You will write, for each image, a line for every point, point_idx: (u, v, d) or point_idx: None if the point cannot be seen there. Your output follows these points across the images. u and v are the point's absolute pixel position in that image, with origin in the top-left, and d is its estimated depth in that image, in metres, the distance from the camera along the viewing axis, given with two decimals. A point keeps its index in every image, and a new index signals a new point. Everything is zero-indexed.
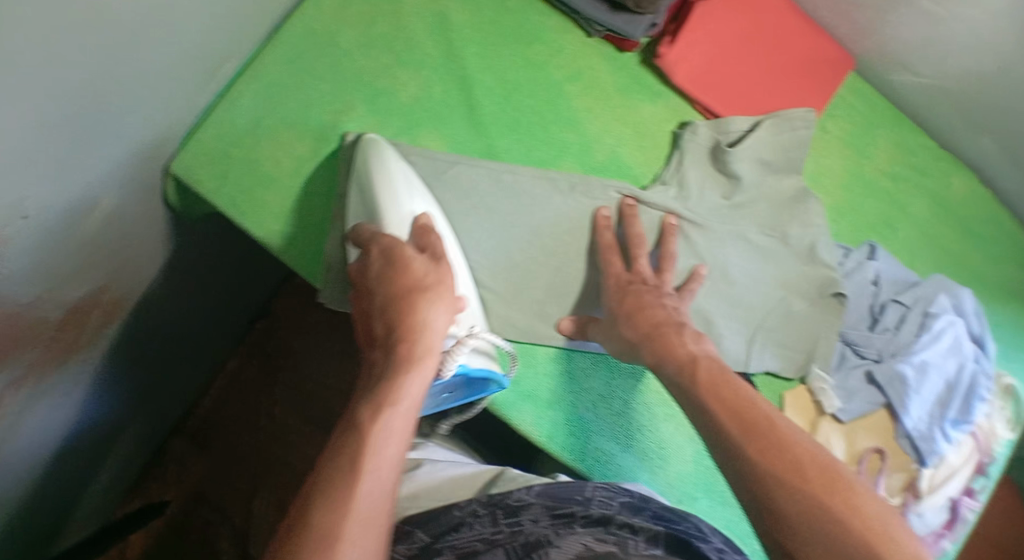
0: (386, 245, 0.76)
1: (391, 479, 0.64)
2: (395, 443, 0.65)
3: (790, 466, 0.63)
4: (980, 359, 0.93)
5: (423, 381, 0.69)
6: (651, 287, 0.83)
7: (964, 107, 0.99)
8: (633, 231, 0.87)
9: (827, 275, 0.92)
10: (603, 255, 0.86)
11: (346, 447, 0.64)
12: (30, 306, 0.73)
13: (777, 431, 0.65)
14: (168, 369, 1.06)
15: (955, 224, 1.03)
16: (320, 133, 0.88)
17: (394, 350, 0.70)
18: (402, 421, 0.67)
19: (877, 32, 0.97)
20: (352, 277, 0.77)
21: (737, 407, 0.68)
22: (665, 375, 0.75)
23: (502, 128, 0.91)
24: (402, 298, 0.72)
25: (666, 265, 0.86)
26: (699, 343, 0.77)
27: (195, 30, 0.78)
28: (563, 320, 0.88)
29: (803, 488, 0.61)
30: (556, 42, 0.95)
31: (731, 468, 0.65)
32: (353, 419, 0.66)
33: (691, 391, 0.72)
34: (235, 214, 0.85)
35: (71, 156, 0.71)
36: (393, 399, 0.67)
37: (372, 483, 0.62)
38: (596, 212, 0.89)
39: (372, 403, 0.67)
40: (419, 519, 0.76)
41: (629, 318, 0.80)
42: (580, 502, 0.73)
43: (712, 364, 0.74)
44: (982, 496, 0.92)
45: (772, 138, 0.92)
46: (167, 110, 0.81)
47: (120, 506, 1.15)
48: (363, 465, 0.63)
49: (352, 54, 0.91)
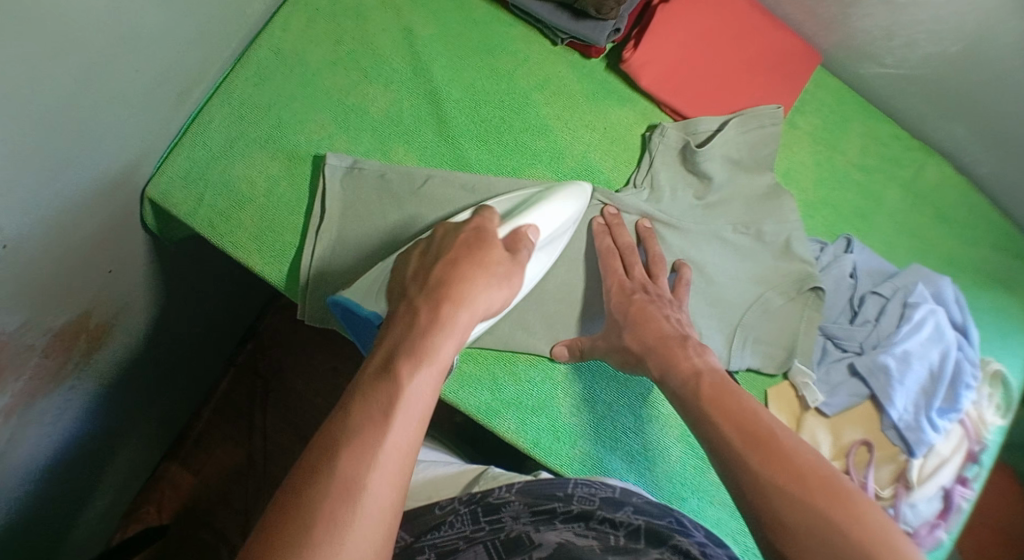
0: (481, 224, 0.77)
1: (412, 443, 0.61)
2: (418, 413, 0.62)
3: (789, 474, 0.63)
4: (963, 346, 0.93)
5: (457, 345, 0.68)
6: (649, 294, 0.84)
7: (933, 94, 1.00)
8: (622, 240, 0.88)
9: (804, 270, 0.92)
10: (603, 260, 0.87)
11: (366, 415, 0.61)
12: (12, 336, 0.74)
13: (778, 440, 0.66)
14: (153, 395, 1.06)
15: (931, 211, 1.03)
16: (292, 152, 0.89)
17: (438, 310, 0.69)
18: (425, 398, 0.63)
19: (841, 25, 0.98)
20: (437, 230, 0.78)
21: (741, 419, 0.68)
22: (671, 388, 0.76)
23: (473, 139, 0.92)
24: (464, 266, 0.72)
25: (656, 268, 0.87)
26: (703, 355, 0.78)
27: (163, 55, 0.79)
28: (555, 346, 0.88)
29: (804, 497, 0.61)
30: (522, 52, 0.96)
31: (728, 475, 0.66)
32: (375, 380, 0.63)
33: (692, 402, 0.73)
34: (212, 235, 0.86)
35: (46, 184, 0.72)
36: (431, 356, 0.65)
37: (391, 454, 0.59)
38: (602, 213, 0.90)
39: (413, 356, 0.65)
40: (400, 517, 0.78)
41: (633, 329, 0.81)
42: (561, 499, 0.74)
43: (715, 375, 0.74)
44: (976, 484, 0.91)
45: (742, 136, 0.93)
46: (139, 136, 0.82)
47: (116, 533, 1.13)
48: (381, 442, 0.59)
49: (320, 73, 0.92)
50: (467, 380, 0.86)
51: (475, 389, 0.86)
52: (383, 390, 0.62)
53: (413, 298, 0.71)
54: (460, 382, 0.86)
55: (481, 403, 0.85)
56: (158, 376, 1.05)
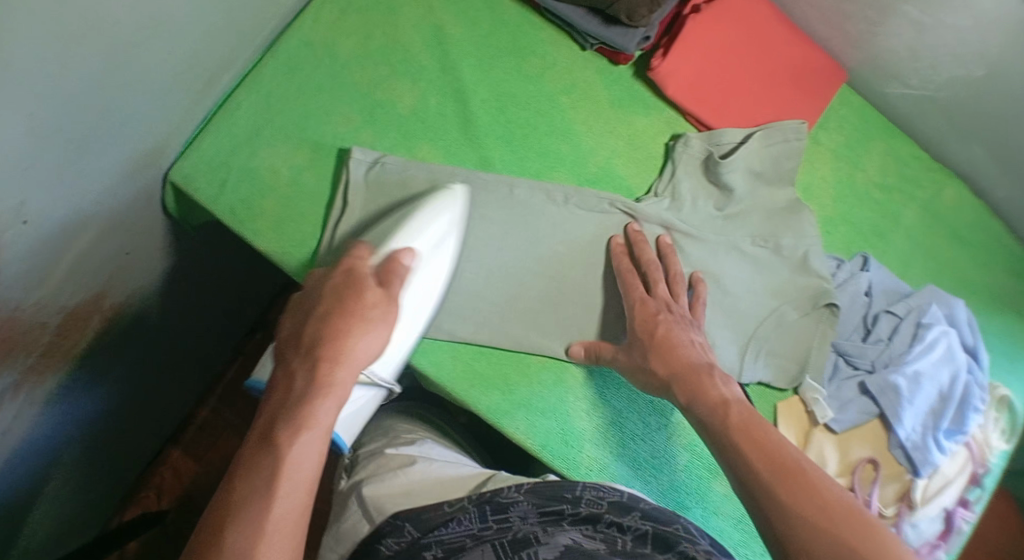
0: (349, 266, 0.76)
1: (297, 510, 0.64)
2: (302, 480, 0.65)
3: (819, 510, 0.64)
4: (973, 369, 0.93)
5: (336, 406, 0.69)
6: (671, 316, 0.83)
7: (955, 118, 1.00)
8: (645, 257, 0.87)
9: (820, 287, 0.93)
10: (622, 278, 0.87)
11: (246, 503, 0.62)
12: (29, 311, 0.74)
13: (807, 476, 0.67)
14: (144, 401, 1.05)
15: (947, 233, 1.03)
16: (317, 143, 0.89)
17: (315, 370, 0.69)
18: (305, 469, 0.65)
19: (868, 44, 0.98)
20: (308, 280, 0.77)
21: (770, 452, 0.70)
22: (697, 415, 0.76)
23: (497, 139, 0.92)
24: (333, 317, 0.72)
25: (678, 288, 0.87)
26: (729, 385, 0.78)
27: (193, 40, 0.79)
28: (574, 345, 0.88)
29: (833, 532, 0.63)
30: (550, 54, 0.96)
31: (758, 507, 0.67)
32: (251, 461, 0.65)
33: (721, 433, 0.73)
34: (231, 221, 0.86)
35: (70, 163, 0.72)
36: (310, 425, 0.66)
37: (269, 531, 0.61)
38: (612, 239, 0.90)
39: (286, 430, 0.66)
40: (408, 513, 0.77)
41: (657, 354, 0.81)
42: (569, 501, 0.75)
43: (743, 408, 0.75)
44: (977, 507, 0.92)
45: (765, 149, 0.93)
46: (165, 120, 0.83)
47: (114, 517, 1.15)
48: (262, 530, 0.61)
49: (348, 66, 0.92)
50: (479, 380, 0.86)
51: (487, 389, 0.86)
52: (261, 478, 0.64)
53: (294, 361, 0.71)
54: (472, 380, 0.86)
55: (492, 403, 0.85)
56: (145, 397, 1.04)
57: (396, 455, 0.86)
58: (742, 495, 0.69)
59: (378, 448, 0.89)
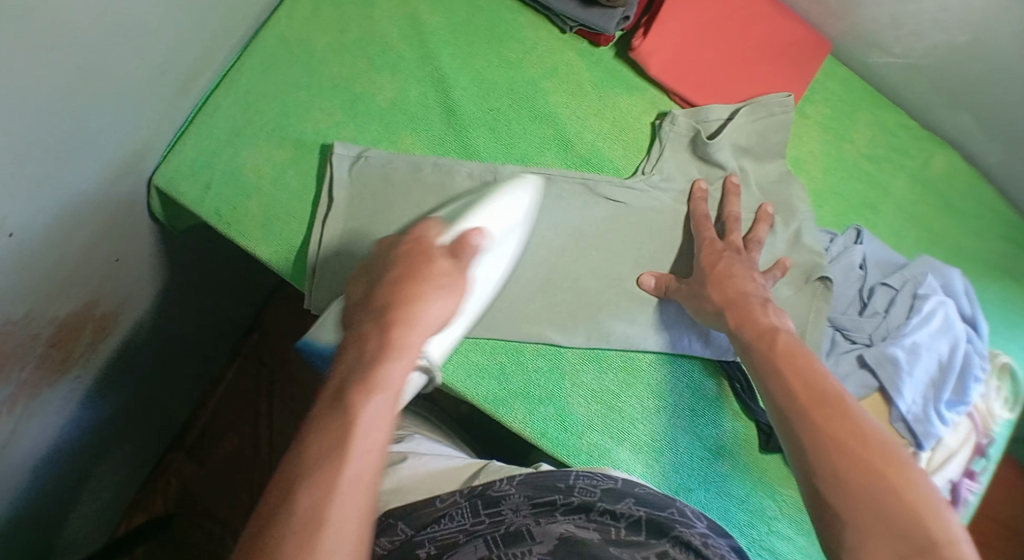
0: (417, 237, 0.74)
1: (369, 475, 0.59)
2: (374, 444, 0.60)
3: (852, 435, 0.64)
4: (972, 339, 0.92)
5: (408, 365, 0.66)
6: (737, 255, 0.84)
7: (941, 84, 0.99)
8: (729, 209, 0.89)
9: (813, 261, 0.91)
10: (697, 223, 0.89)
11: (293, 480, 0.58)
12: (19, 325, 0.73)
13: (844, 401, 0.66)
14: (156, 387, 1.05)
15: (939, 201, 1.02)
16: (298, 140, 0.89)
17: (388, 332, 0.67)
18: (382, 426, 0.61)
19: (850, 14, 0.97)
20: (378, 249, 0.76)
21: (810, 377, 0.69)
22: (743, 340, 0.76)
23: (481, 127, 0.91)
24: (406, 284, 0.70)
25: (753, 244, 0.88)
26: (780, 317, 0.78)
27: (169, 41, 0.79)
28: (644, 275, 0.89)
29: (865, 459, 0.62)
30: (530, 39, 0.95)
31: (793, 431, 0.67)
32: (337, 406, 0.62)
33: (765, 357, 0.73)
34: (218, 223, 0.85)
35: (51, 173, 0.71)
36: (381, 386, 0.63)
37: (346, 492, 0.57)
38: (693, 183, 0.92)
39: (364, 387, 0.63)
40: (400, 511, 0.76)
41: (717, 282, 0.82)
42: (561, 490, 0.73)
43: (791, 337, 0.75)
44: (983, 478, 0.92)
45: (751, 124, 0.93)
46: (145, 124, 0.82)
47: (121, 523, 1.13)
48: (328, 514, 0.56)
49: (326, 60, 0.91)
50: (474, 370, 0.85)
51: (484, 378, 0.85)
52: (310, 447, 0.59)
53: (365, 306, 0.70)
54: (468, 371, 0.85)
55: (489, 393, 0.85)
56: (162, 375, 1.05)
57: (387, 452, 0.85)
58: (777, 418, 0.69)
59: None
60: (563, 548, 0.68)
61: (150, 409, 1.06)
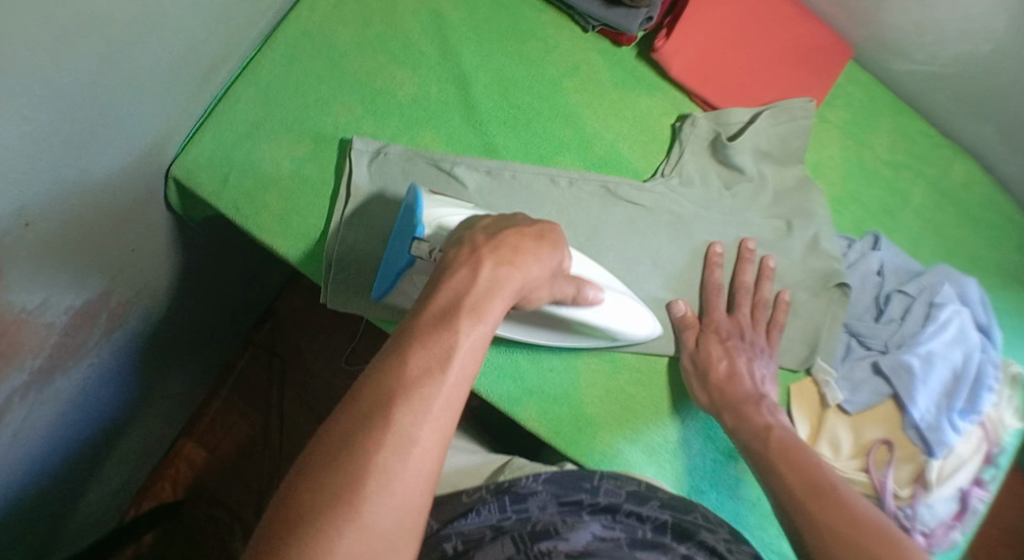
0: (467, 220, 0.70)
1: (440, 436, 0.53)
2: (455, 399, 0.54)
3: (848, 524, 0.66)
4: (987, 348, 0.92)
5: (515, 291, 0.60)
6: (741, 342, 0.87)
7: (963, 93, 0.99)
8: (741, 277, 0.89)
9: (830, 266, 0.91)
10: (707, 294, 0.89)
11: (366, 417, 0.52)
12: (32, 315, 0.73)
13: (840, 494, 0.69)
14: (169, 378, 1.05)
15: (957, 210, 1.02)
16: (318, 135, 0.88)
17: (471, 264, 0.59)
18: (473, 363, 0.56)
19: (874, 19, 0.97)
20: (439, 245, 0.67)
21: (810, 471, 0.73)
22: (742, 441, 0.81)
23: (501, 125, 0.91)
24: (510, 246, 0.62)
25: (759, 313, 0.89)
26: (775, 415, 0.82)
27: (190, 31, 0.78)
28: (676, 301, 0.89)
29: (859, 542, 0.64)
30: (552, 37, 0.95)
31: (795, 526, 0.69)
32: (427, 338, 0.55)
33: (764, 456, 0.77)
34: (235, 217, 0.85)
35: (70, 162, 0.71)
36: (476, 322, 0.56)
37: (424, 440, 0.52)
38: (708, 247, 0.90)
39: (464, 311, 0.57)
40: (427, 506, 0.77)
41: (717, 379, 0.85)
42: (587, 491, 0.75)
43: (788, 433, 0.79)
44: (993, 487, 0.91)
45: (772, 128, 0.92)
46: (164, 114, 0.82)
47: (129, 509, 1.13)
48: (413, 436, 0.52)
49: (347, 55, 0.91)
50: (490, 368, 0.85)
51: (499, 377, 0.85)
52: (382, 386, 0.53)
53: (467, 247, 0.61)
54: (484, 369, 0.85)
55: (505, 392, 0.85)
56: (174, 363, 1.04)
57: None
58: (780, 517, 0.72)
59: None
60: (590, 541, 0.66)
61: (163, 401, 1.07)
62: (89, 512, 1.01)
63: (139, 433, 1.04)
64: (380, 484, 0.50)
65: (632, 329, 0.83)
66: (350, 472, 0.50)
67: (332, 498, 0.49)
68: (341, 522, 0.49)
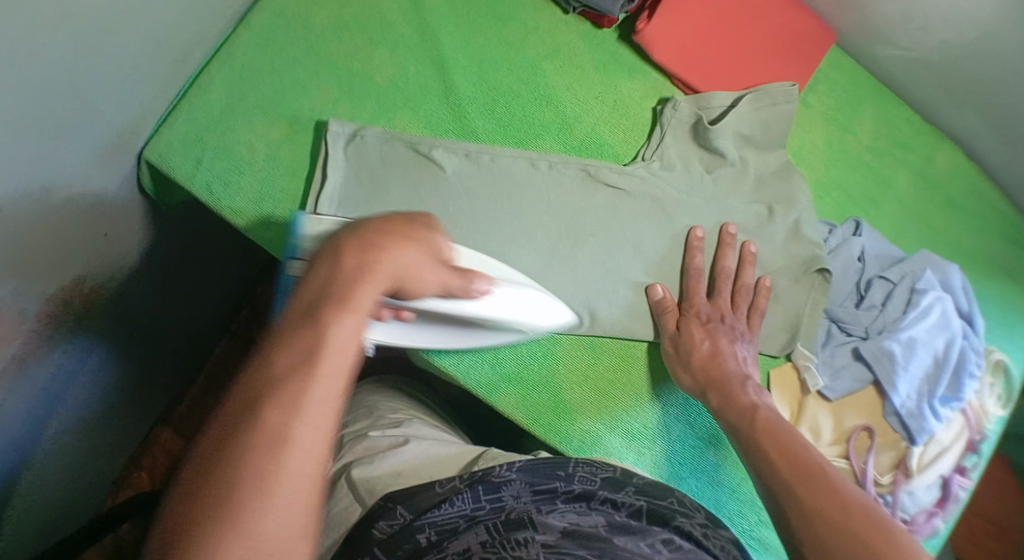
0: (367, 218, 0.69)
1: (324, 436, 0.53)
2: (330, 394, 0.54)
3: (838, 506, 0.65)
4: (968, 335, 0.92)
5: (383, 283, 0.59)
6: (722, 325, 0.86)
7: (946, 79, 0.99)
8: (723, 261, 0.89)
9: (814, 253, 0.91)
10: (690, 278, 0.88)
11: (240, 416, 0.52)
12: (6, 301, 0.71)
13: (825, 477, 0.69)
14: (146, 366, 1.04)
15: (940, 197, 1.01)
16: (294, 117, 0.87)
17: (341, 259, 0.58)
18: (344, 356, 0.55)
19: (858, 4, 0.96)
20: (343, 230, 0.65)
21: (794, 454, 0.72)
22: (727, 420, 0.80)
23: (480, 108, 0.90)
24: (393, 232, 0.61)
25: (740, 298, 0.88)
26: (761, 396, 0.82)
27: (164, 11, 0.77)
28: (654, 285, 0.88)
29: (848, 527, 0.63)
30: (532, 20, 0.94)
31: (779, 511, 0.69)
32: (295, 337, 0.55)
33: (748, 438, 0.77)
34: (210, 201, 0.84)
35: (41, 145, 0.69)
36: (344, 312, 0.56)
37: (303, 441, 0.51)
38: (690, 231, 0.89)
39: (332, 304, 0.56)
40: (399, 496, 0.74)
41: (698, 361, 0.84)
42: (561, 478, 0.74)
43: (772, 414, 0.79)
44: (974, 474, 0.91)
45: (754, 113, 0.92)
46: (137, 96, 0.80)
47: (106, 500, 1.12)
48: (291, 436, 0.51)
49: (324, 36, 0.89)
50: (468, 353, 0.84)
51: (475, 363, 0.84)
52: (252, 389, 0.53)
53: (332, 241, 0.60)
54: (460, 355, 0.84)
55: (481, 378, 0.84)
56: (151, 352, 1.03)
57: (385, 436, 0.84)
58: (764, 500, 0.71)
59: (363, 429, 0.87)
60: (568, 529, 0.65)
61: (140, 389, 1.05)
62: (66, 505, 0.99)
63: (116, 422, 1.03)
64: (254, 490, 0.49)
65: (540, 319, 0.79)
66: (227, 481, 0.49)
67: (213, 511, 0.49)
68: (220, 535, 0.48)
